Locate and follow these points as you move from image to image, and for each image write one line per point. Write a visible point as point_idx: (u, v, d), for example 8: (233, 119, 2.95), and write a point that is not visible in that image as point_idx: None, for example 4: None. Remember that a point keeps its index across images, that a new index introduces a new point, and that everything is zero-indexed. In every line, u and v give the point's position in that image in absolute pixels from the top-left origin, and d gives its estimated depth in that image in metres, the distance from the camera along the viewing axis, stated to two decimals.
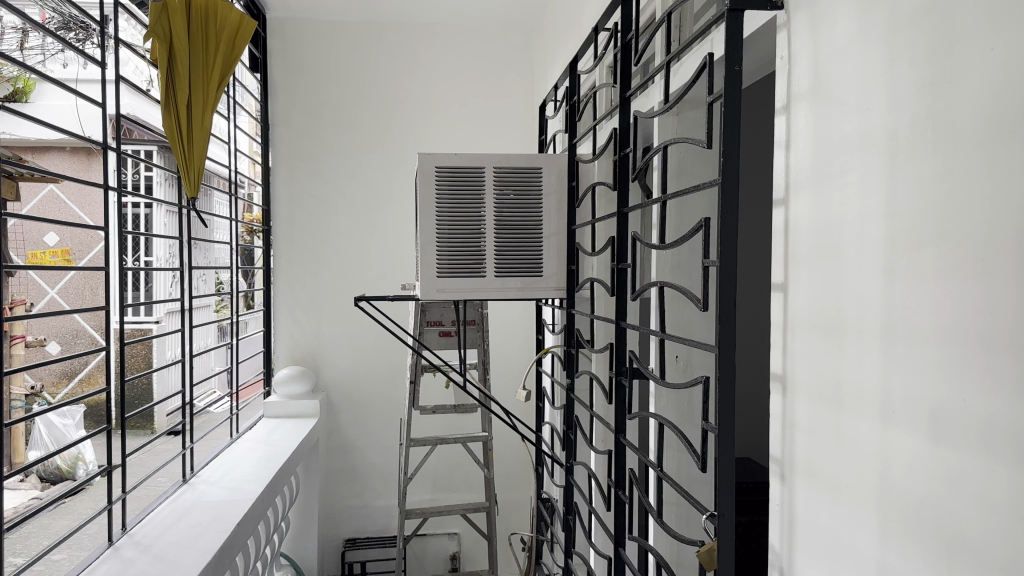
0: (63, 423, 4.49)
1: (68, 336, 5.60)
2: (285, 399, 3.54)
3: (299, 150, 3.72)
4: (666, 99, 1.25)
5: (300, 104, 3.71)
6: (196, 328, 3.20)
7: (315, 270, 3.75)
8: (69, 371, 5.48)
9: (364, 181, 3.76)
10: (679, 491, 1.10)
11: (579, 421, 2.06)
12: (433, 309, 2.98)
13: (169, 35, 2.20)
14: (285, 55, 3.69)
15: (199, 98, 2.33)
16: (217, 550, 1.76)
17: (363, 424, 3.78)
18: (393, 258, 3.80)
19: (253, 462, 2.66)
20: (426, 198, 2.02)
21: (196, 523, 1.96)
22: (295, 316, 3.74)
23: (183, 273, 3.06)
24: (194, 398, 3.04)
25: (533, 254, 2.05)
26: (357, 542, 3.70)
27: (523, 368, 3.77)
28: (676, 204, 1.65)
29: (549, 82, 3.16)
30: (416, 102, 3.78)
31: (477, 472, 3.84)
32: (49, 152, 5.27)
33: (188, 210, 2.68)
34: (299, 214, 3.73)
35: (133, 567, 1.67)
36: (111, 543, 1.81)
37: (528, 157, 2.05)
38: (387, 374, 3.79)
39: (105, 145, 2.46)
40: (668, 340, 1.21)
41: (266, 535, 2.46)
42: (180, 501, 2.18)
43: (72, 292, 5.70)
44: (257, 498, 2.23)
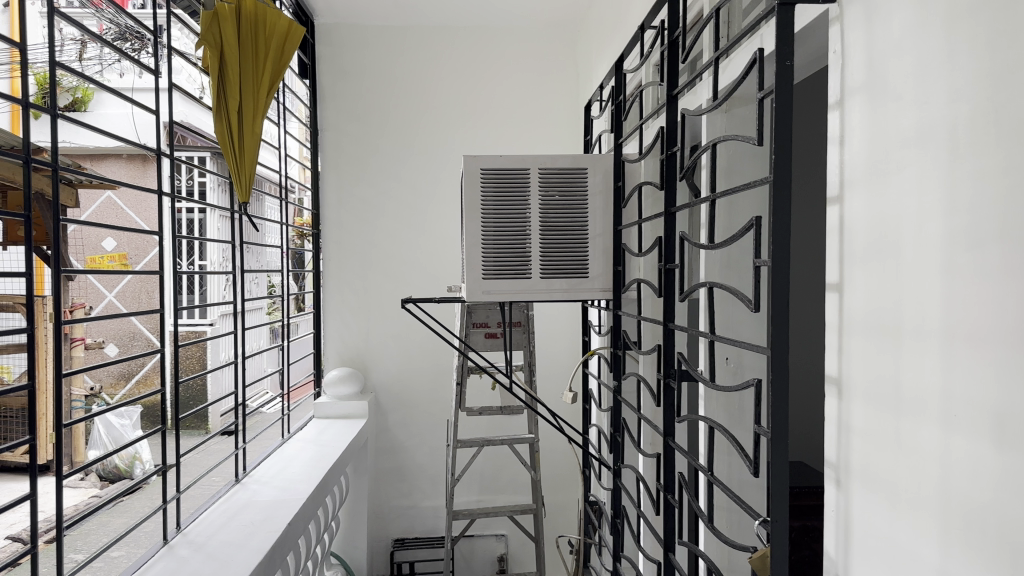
0: (120, 423, 4.61)
1: (125, 339, 5.78)
2: (334, 400, 3.58)
3: (348, 154, 3.77)
4: (713, 97, 1.22)
5: (349, 110, 3.76)
6: (248, 330, 3.24)
7: (361, 272, 3.79)
8: (126, 373, 5.66)
9: (410, 184, 3.79)
10: (730, 495, 1.08)
11: (626, 422, 2.04)
12: (479, 311, 2.99)
13: (220, 39, 2.24)
14: (334, 61, 3.75)
15: (250, 103, 2.37)
16: (269, 549, 1.78)
17: (411, 425, 3.81)
18: (439, 260, 3.81)
19: (304, 462, 2.70)
20: (471, 201, 2.02)
21: (248, 523, 1.99)
22: (344, 319, 3.79)
23: (236, 276, 3.10)
24: (247, 399, 3.08)
25: (579, 255, 2.03)
26: (406, 542, 3.72)
27: (569, 369, 3.75)
28: (725, 202, 1.63)
29: (594, 80, 3.15)
30: (461, 103, 3.79)
31: (524, 474, 3.84)
32: (106, 160, 5.45)
33: (240, 215, 2.72)
34: (347, 218, 3.78)
35: (187, 566, 1.69)
36: (165, 542, 1.84)
37: (572, 158, 2.04)
38: (434, 376, 3.80)
39: (161, 152, 2.52)
40: (716, 340, 1.18)
41: (316, 535, 2.50)
42: (232, 500, 2.22)
43: (130, 295, 5.88)
44: (308, 498, 2.26)
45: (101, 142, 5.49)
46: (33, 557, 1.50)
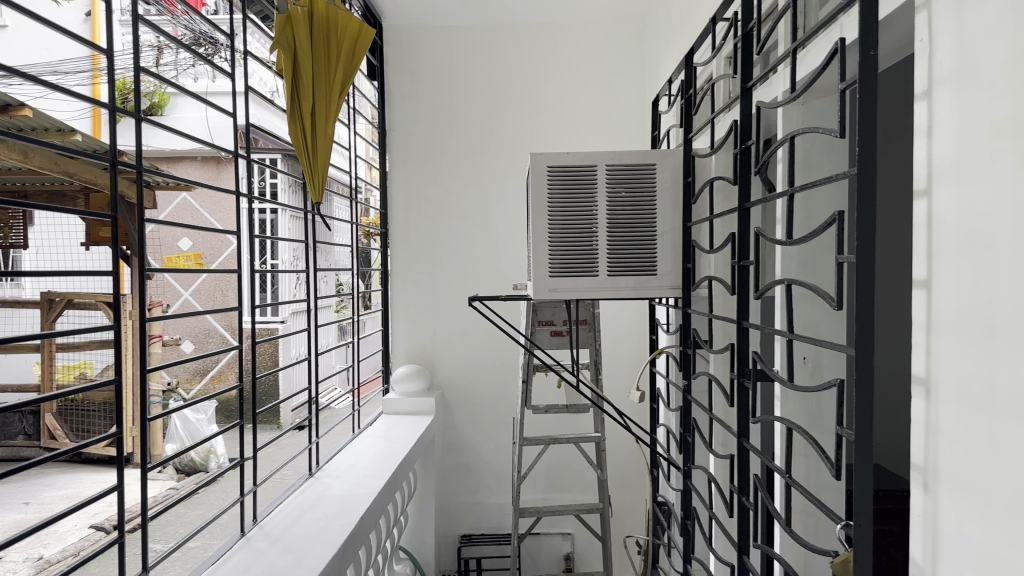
0: (196, 418, 4.76)
1: (201, 336, 5.97)
2: (402, 397, 3.62)
3: (415, 154, 3.81)
4: (791, 89, 1.19)
5: (416, 110, 3.81)
6: (320, 327, 3.31)
7: (429, 270, 3.83)
8: (202, 369, 5.85)
9: (477, 183, 3.80)
10: (808, 497, 1.05)
11: (697, 422, 2.01)
12: (545, 309, 2.99)
13: (293, 44, 2.27)
14: (401, 62, 3.79)
15: (322, 105, 2.41)
16: (342, 543, 1.81)
17: (477, 422, 3.83)
18: (505, 258, 3.81)
19: (374, 458, 2.74)
20: (538, 198, 2.02)
21: (322, 516, 2.03)
22: (411, 317, 3.83)
23: (308, 274, 3.16)
24: (319, 394, 3.15)
25: (647, 253, 2.01)
26: (473, 538, 3.75)
27: (636, 367, 3.71)
28: (802, 198, 1.59)
29: (663, 75, 3.10)
30: (527, 102, 3.79)
31: (591, 472, 3.81)
32: (182, 162, 5.64)
33: (312, 214, 2.78)
34: (414, 217, 3.82)
35: (264, 557, 1.74)
36: (243, 534, 1.90)
37: (640, 154, 2.02)
38: (500, 375, 3.81)
39: (237, 153, 2.59)
40: (795, 339, 1.15)
41: (386, 530, 2.54)
42: (306, 494, 2.26)
43: (206, 293, 6.07)
44: (378, 493, 2.29)
45: (178, 145, 5.67)
46: (120, 546, 1.56)
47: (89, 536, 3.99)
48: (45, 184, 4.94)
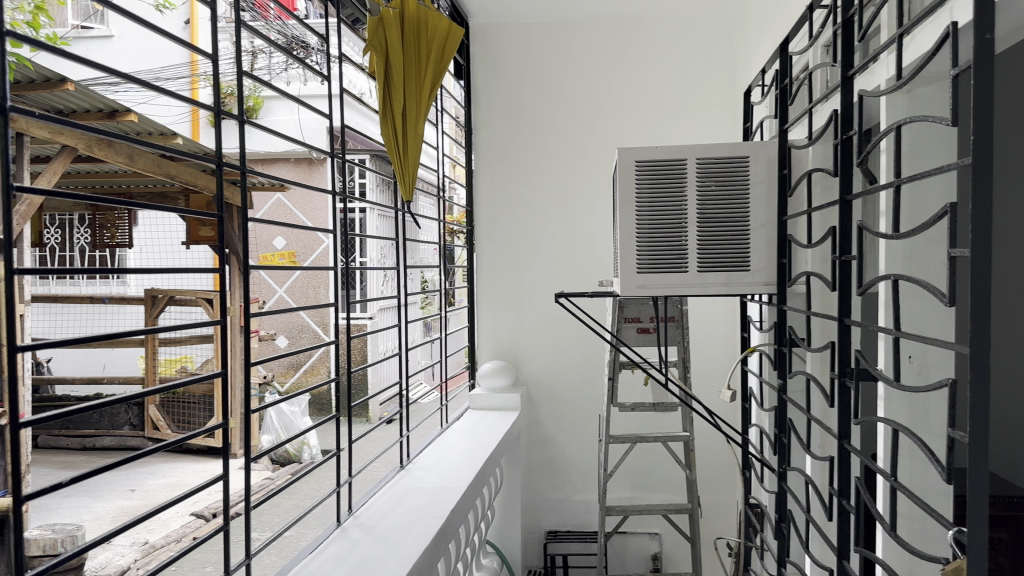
0: (291, 410, 4.92)
1: (294, 331, 6.22)
2: (488, 393, 3.64)
3: (501, 152, 3.85)
4: (896, 76, 1.15)
5: (501, 108, 3.84)
6: (409, 323, 3.37)
7: (514, 266, 3.85)
8: (295, 363, 6.11)
9: (563, 180, 3.80)
10: (916, 500, 1.01)
11: (792, 423, 1.95)
12: (631, 306, 2.96)
13: (386, 47, 2.32)
14: (487, 60, 3.83)
15: (413, 105, 2.45)
16: (434, 535, 1.84)
17: (562, 419, 3.82)
18: (592, 255, 3.78)
19: (462, 452, 2.78)
20: (626, 194, 2.00)
21: (414, 508, 2.06)
22: (497, 314, 3.87)
23: (399, 271, 3.22)
24: (408, 389, 3.21)
25: (740, 248, 1.96)
26: (559, 534, 3.75)
27: (727, 365, 3.64)
28: (908, 189, 1.52)
29: (755, 65, 3.02)
30: (613, 96, 3.76)
31: (679, 472, 3.76)
32: (276, 164, 5.85)
33: (403, 212, 2.84)
34: (500, 214, 3.86)
35: (360, 546, 1.79)
36: (338, 524, 1.95)
37: (733, 146, 1.97)
38: (586, 372, 3.79)
39: (331, 153, 2.66)
40: (901, 335, 1.11)
41: (474, 524, 2.56)
42: (398, 486, 2.31)
43: (298, 290, 6.27)
44: (468, 487, 2.32)
45: (273, 146, 5.87)
46: (225, 533, 1.62)
47: (191, 523, 4.17)
48: (148, 185, 5.24)
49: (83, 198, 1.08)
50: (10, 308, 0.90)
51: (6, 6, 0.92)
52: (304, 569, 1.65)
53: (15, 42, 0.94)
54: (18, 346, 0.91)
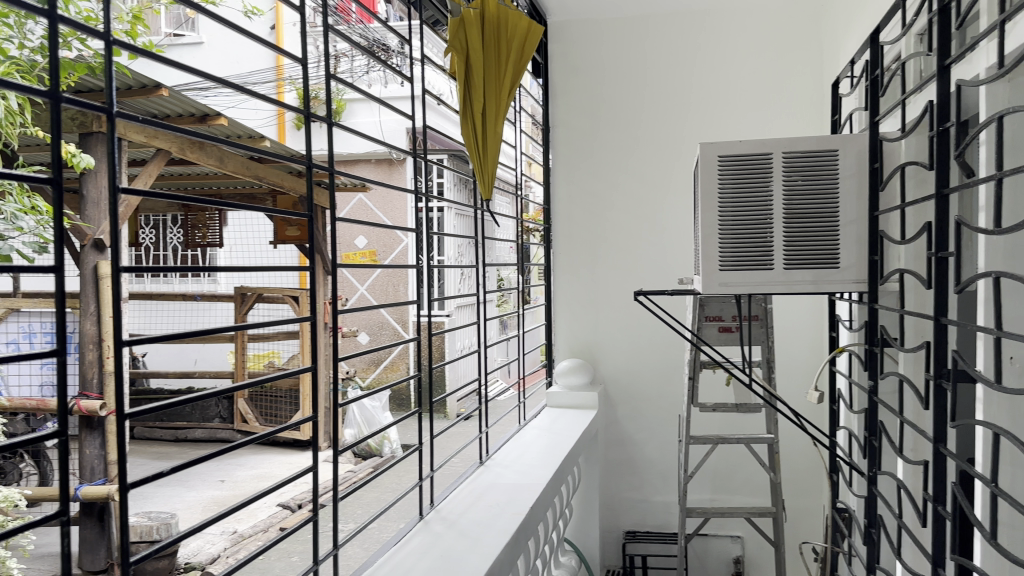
0: (372, 405, 5.03)
1: (375, 328, 6.38)
2: (566, 390, 3.64)
3: (578, 149, 3.84)
4: (997, 65, 1.10)
5: (579, 105, 3.83)
6: (488, 320, 3.39)
7: (592, 264, 3.84)
8: (375, 359, 6.26)
9: (642, 177, 3.76)
10: (1018, 508, 0.96)
11: (884, 426, 1.89)
12: (713, 305, 2.92)
13: (466, 46, 2.34)
14: (565, 57, 3.83)
15: (493, 104, 2.47)
16: (514, 531, 1.86)
17: (641, 418, 3.79)
18: (673, 252, 3.73)
19: (541, 449, 2.79)
20: (708, 189, 1.97)
21: (494, 504, 2.08)
22: (575, 311, 3.86)
23: (478, 269, 3.25)
24: (487, 385, 3.23)
25: (829, 245, 1.91)
26: (638, 535, 3.72)
27: (812, 366, 3.54)
28: (1010, 182, 1.45)
29: (843, 56, 2.93)
30: (693, 91, 3.70)
31: (763, 475, 3.68)
32: (358, 164, 6.00)
33: (481, 210, 2.86)
34: (578, 212, 3.85)
35: (442, 540, 1.82)
36: (421, 518, 1.99)
37: (821, 140, 1.92)
38: (664, 372, 3.75)
39: (413, 153, 2.71)
40: (1002, 335, 1.06)
41: (553, 522, 2.57)
42: (478, 482, 2.33)
43: (379, 288, 6.39)
44: (547, 485, 2.33)
45: (355, 147, 6.01)
46: (314, 524, 1.67)
47: (278, 513, 4.31)
48: (237, 186, 5.42)
49: (179, 198, 1.13)
50: (115, 303, 0.95)
51: (112, 17, 0.97)
52: (387, 561, 1.69)
53: (118, 49, 0.99)
54: (123, 340, 0.96)
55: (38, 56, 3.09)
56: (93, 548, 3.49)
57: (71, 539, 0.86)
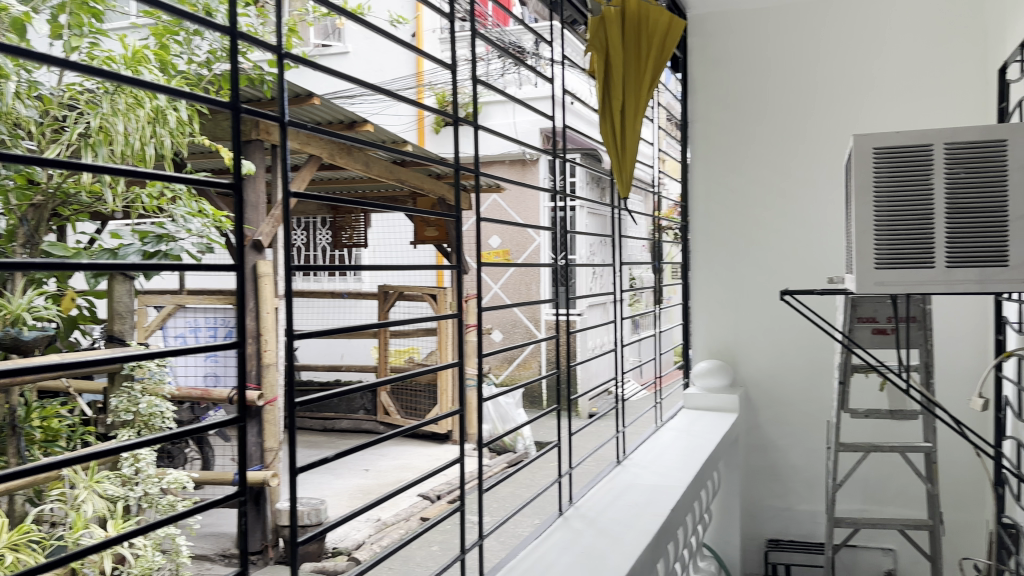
0: (507, 402, 5.11)
1: (509, 326, 6.49)
2: (704, 392, 3.56)
3: (718, 143, 3.75)
4: None
5: (719, 98, 3.74)
6: (626, 319, 3.37)
7: (732, 262, 3.74)
8: (510, 356, 6.37)
9: (787, 173, 3.63)
10: None
11: None
12: (865, 305, 2.78)
13: (606, 44, 2.37)
14: (705, 51, 3.75)
15: (632, 102, 2.45)
16: (655, 532, 1.84)
17: (785, 423, 3.65)
18: (820, 251, 3.58)
19: (680, 451, 2.74)
20: (862, 184, 1.88)
21: (634, 504, 2.07)
22: (714, 311, 3.78)
23: (615, 267, 3.24)
24: (625, 384, 3.21)
25: (997, 241, 1.78)
26: (780, 543, 3.60)
27: (975, 371, 3.31)
28: None
29: (1014, 39, 2.72)
30: (842, 81, 3.54)
31: (918, 486, 3.47)
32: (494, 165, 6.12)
33: (620, 208, 2.85)
34: (717, 209, 3.76)
35: (582, 537, 1.82)
36: (561, 514, 2.00)
37: (988, 129, 1.79)
38: (810, 375, 3.60)
39: (551, 153, 2.73)
40: None
41: (692, 526, 2.52)
42: (617, 481, 2.33)
43: (513, 287, 6.50)
44: (686, 486, 2.29)
45: (493, 148, 6.12)
46: (458, 515, 1.71)
47: (418, 504, 4.46)
48: (381, 188, 5.64)
49: (322, 199, 1.22)
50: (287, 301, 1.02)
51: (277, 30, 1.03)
52: (529, 555, 1.72)
53: (285, 60, 1.06)
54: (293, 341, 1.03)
55: (205, 69, 3.32)
56: (251, 529, 3.70)
57: (248, 518, 0.94)
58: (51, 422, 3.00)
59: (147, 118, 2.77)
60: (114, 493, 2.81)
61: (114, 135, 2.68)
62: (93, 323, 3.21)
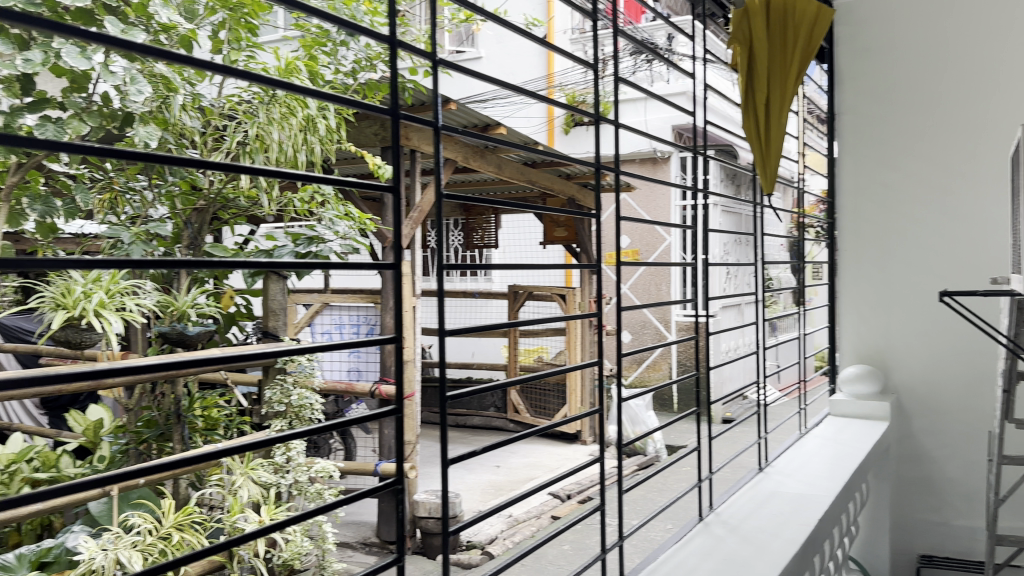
0: (639, 404, 5.06)
1: (640, 327, 6.42)
2: (851, 398, 3.40)
3: (868, 137, 3.57)
4: None
5: (869, 89, 3.55)
6: (767, 321, 3.25)
7: (882, 261, 3.55)
8: (641, 358, 6.30)
9: (945, 165, 3.40)
10: None
11: None
12: None
13: (750, 35, 2.31)
14: (854, 39, 3.57)
15: (776, 96, 2.36)
16: (803, 542, 1.77)
17: (941, 433, 3.43)
18: (983, 249, 3.34)
19: (826, 459, 2.62)
20: None
21: (777, 512, 1.99)
22: (862, 312, 3.60)
23: (757, 267, 3.13)
24: (766, 388, 3.10)
25: None
26: (934, 560, 3.38)
27: None
28: None
29: None
30: (1008, 67, 3.28)
31: None
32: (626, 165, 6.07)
33: (762, 207, 2.75)
34: (867, 205, 3.58)
35: (724, 544, 1.78)
36: (702, 519, 1.96)
37: None
38: (970, 381, 3.36)
39: (691, 150, 2.68)
40: None
41: (839, 538, 2.41)
42: (759, 488, 2.25)
43: (644, 287, 6.42)
44: (834, 496, 2.19)
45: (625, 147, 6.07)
46: (598, 516, 1.70)
47: (548, 502, 4.49)
48: (513, 189, 5.71)
49: (447, 195, 1.30)
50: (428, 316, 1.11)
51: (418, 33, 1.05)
52: (669, 559, 1.70)
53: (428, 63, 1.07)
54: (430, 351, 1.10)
55: (351, 78, 3.46)
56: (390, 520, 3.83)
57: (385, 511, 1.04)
58: (211, 412, 3.22)
59: (299, 125, 2.92)
60: (267, 479, 2.98)
61: (270, 142, 2.85)
62: (248, 320, 3.41)
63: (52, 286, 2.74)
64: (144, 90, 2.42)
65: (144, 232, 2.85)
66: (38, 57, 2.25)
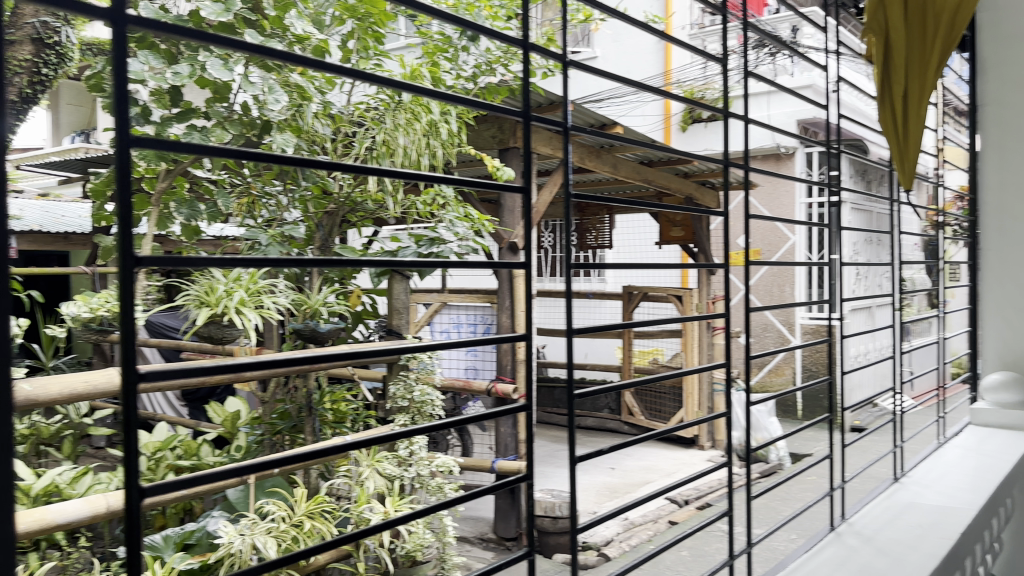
0: (760, 408, 4.92)
1: (761, 329, 6.25)
2: (996, 408, 3.19)
3: (1014, 130, 3.34)
4: None
5: (1016, 79, 3.32)
6: (902, 324, 3.10)
7: None
8: (762, 361, 6.14)
9: None
10: None
11: None
12: None
13: (885, 25, 2.24)
14: (998, 26, 3.34)
15: (915, 86, 2.25)
16: (945, 557, 1.68)
17: None
18: None
19: (968, 472, 2.47)
20: None
21: (917, 525, 1.90)
22: (1008, 317, 3.37)
23: (891, 268, 2.99)
24: (901, 395, 2.95)
25: None
26: None
27: None
28: None
29: None
30: None
31: None
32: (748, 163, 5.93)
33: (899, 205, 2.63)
34: (1013, 203, 3.34)
35: (858, 557, 1.71)
36: (834, 529, 1.89)
37: None
38: None
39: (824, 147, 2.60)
40: None
41: (983, 556, 2.27)
42: (895, 500, 2.15)
43: (766, 289, 6.25)
44: (978, 511, 2.06)
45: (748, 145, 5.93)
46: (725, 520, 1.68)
47: (666, 506, 4.43)
48: (629, 189, 5.67)
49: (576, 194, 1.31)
50: (557, 294, 1.19)
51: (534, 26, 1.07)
52: (799, 568, 1.65)
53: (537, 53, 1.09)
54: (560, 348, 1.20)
55: (471, 82, 3.54)
56: (507, 516, 3.88)
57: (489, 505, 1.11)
58: (339, 406, 3.36)
59: (423, 130, 3.00)
60: (392, 472, 3.08)
61: (395, 147, 2.95)
62: (374, 317, 3.54)
63: (196, 285, 2.93)
64: (280, 98, 2.55)
65: (279, 234, 3.00)
66: (186, 70, 2.42)
